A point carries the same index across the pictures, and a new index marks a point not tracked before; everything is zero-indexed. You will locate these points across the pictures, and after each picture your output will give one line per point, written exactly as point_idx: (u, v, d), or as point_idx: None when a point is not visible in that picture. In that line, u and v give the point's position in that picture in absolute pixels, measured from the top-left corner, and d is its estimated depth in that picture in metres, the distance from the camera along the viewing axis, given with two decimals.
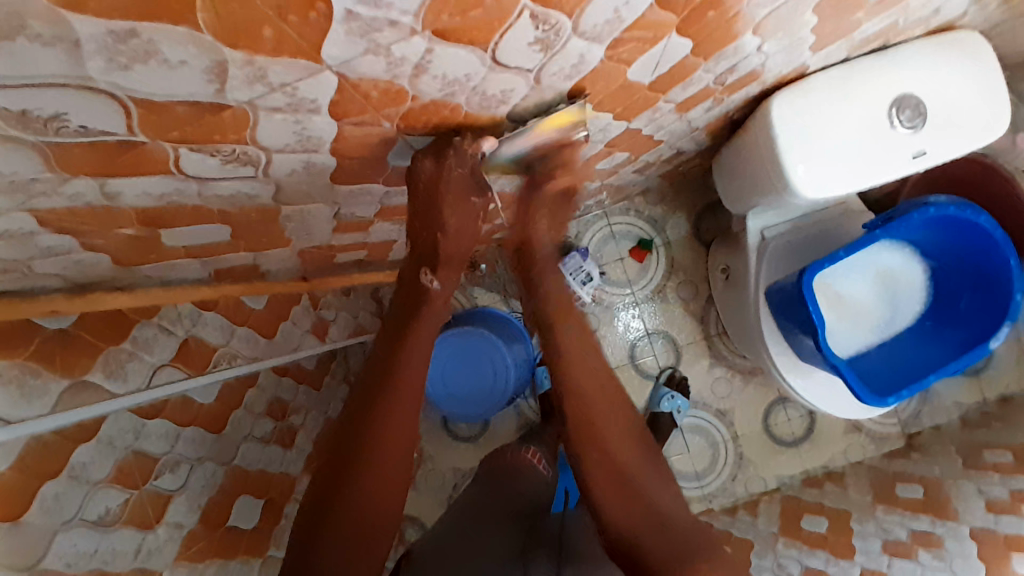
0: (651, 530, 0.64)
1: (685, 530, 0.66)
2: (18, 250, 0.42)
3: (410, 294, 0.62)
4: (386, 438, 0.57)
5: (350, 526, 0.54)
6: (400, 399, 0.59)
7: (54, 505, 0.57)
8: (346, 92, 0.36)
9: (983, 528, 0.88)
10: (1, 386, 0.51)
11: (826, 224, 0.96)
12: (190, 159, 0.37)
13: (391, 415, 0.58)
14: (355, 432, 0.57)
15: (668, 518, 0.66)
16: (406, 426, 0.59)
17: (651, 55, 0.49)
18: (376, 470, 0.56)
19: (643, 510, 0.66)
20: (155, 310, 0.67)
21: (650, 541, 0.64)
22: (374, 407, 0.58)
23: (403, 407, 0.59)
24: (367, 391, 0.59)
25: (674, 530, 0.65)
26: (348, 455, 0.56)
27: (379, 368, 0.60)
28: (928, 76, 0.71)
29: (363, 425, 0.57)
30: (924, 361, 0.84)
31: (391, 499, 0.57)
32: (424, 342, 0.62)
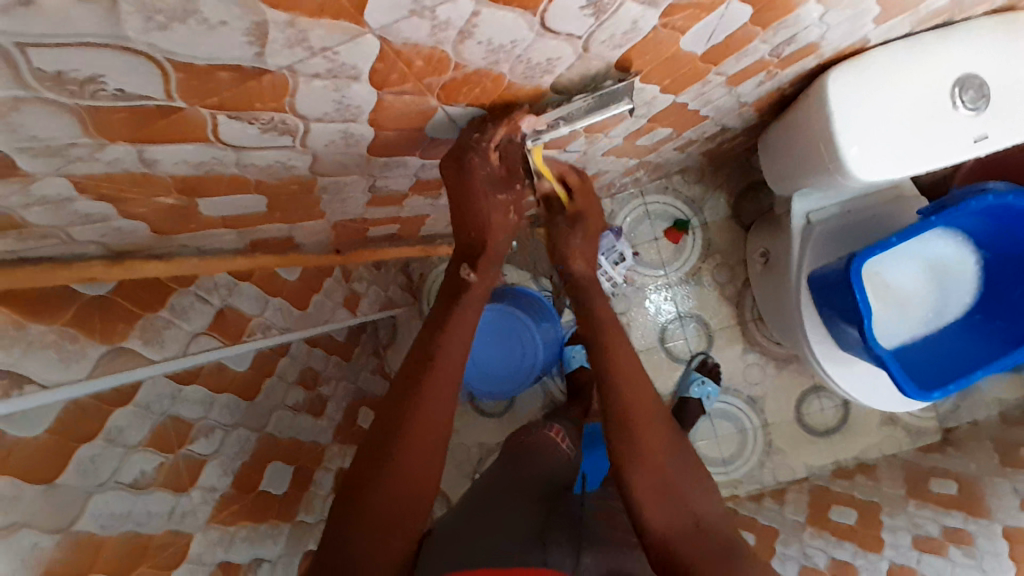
0: (687, 536, 0.60)
1: (721, 535, 0.62)
2: (58, 217, 0.42)
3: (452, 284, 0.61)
4: (421, 425, 0.56)
5: (381, 511, 0.54)
6: (436, 387, 0.57)
7: (90, 467, 0.61)
8: (389, 59, 0.35)
9: (1018, 526, 0.83)
10: (38, 351, 0.50)
11: (880, 208, 0.91)
12: (227, 126, 0.36)
13: (429, 405, 0.56)
14: (392, 417, 0.56)
15: (704, 523, 0.62)
16: (443, 415, 0.57)
17: (705, 24, 0.46)
18: (410, 457, 0.55)
19: (677, 513, 0.62)
20: (191, 279, 0.67)
21: (683, 545, 0.60)
22: (414, 395, 0.57)
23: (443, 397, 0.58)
24: (405, 378, 0.58)
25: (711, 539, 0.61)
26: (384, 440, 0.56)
27: (418, 355, 0.59)
28: (1001, 53, 0.66)
29: (400, 412, 0.56)
30: (974, 354, 0.79)
31: (425, 488, 0.56)
32: (466, 331, 0.60)
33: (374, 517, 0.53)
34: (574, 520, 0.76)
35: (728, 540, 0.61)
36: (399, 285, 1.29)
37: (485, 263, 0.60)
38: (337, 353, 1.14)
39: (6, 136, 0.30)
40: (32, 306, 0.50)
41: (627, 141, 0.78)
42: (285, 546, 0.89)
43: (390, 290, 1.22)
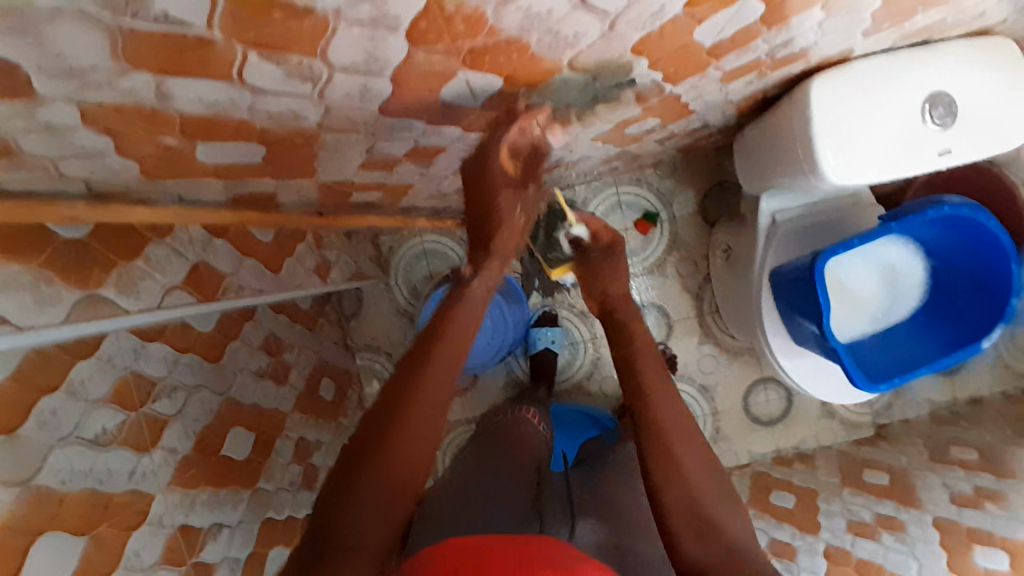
0: (685, 514, 0.55)
1: (727, 521, 0.55)
2: (51, 147, 0.40)
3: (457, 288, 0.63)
4: (419, 402, 0.54)
5: (373, 496, 0.51)
6: (436, 369, 0.56)
7: (51, 420, 0.60)
8: (432, 17, 0.35)
9: (947, 518, 0.92)
10: (13, 292, 0.47)
11: (840, 214, 0.97)
12: (255, 67, 0.36)
13: (429, 385, 0.55)
14: (387, 398, 0.55)
15: (712, 511, 0.55)
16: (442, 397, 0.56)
17: (721, 17, 0.49)
18: (406, 436, 0.53)
19: (679, 491, 0.56)
20: (168, 231, 0.65)
21: (682, 530, 0.54)
22: (416, 376, 0.55)
23: (444, 377, 0.56)
24: (409, 364, 0.57)
25: (713, 528, 0.54)
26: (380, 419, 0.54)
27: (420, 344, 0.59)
28: (968, 76, 0.72)
29: (397, 393, 0.55)
30: (915, 352, 0.86)
31: (420, 468, 0.53)
32: (466, 324, 0.61)
33: (367, 497, 0.50)
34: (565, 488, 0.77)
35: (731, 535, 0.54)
36: (368, 256, 1.28)
37: (489, 263, 0.64)
38: (300, 320, 1.13)
39: (29, 49, 0.29)
40: (8, 245, 0.47)
41: (618, 128, 0.80)
42: (246, 512, 0.86)
43: (360, 262, 1.21)
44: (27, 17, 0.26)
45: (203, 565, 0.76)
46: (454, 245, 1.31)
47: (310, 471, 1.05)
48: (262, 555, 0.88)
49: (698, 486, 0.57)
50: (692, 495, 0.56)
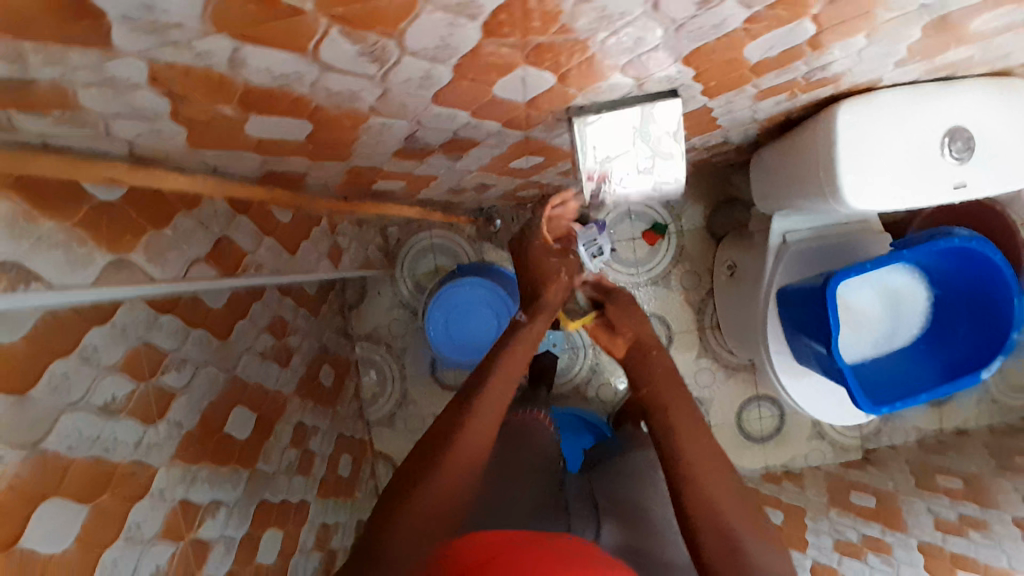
0: (718, 556, 0.54)
1: (759, 555, 0.54)
2: (110, 105, 0.39)
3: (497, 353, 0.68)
4: (463, 445, 0.59)
5: (425, 508, 0.55)
6: (480, 416, 0.61)
7: (63, 384, 0.58)
8: (514, 10, 0.36)
9: (932, 543, 0.93)
10: (48, 250, 0.46)
11: (850, 238, 0.99)
12: (332, 42, 0.36)
13: (476, 422, 0.60)
14: (433, 440, 0.60)
15: (744, 546, 0.54)
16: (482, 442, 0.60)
17: (773, 36, 0.50)
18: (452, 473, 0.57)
19: (708, 521, 0.56)
20: (195, 202, 0.64)
21: (713, 564, 0.54)
22: (466, 414, 0.61)
23: (490, 418, 0.62)
24: (460, 403, 0.63)
25: (745, 564, 0.53)
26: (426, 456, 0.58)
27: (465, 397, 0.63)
28: (987, 113, 0.74)
29: (443, 437, 0.59)
30: (914, 377, 0.88)
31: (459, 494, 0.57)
32: (508, 381, 0.65)
33: (412, 527, 0.54)
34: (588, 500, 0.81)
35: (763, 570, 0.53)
36: (377, 246, 1.28)
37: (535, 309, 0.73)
38: (305, 305, 1.13)
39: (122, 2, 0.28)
40: (47, 202, 0.46)
41: None
42: (243, 492, 0.85)
43: (369, 251, 1.21)
44: None
45: (200, 543, 0.75)
46: (462, 241, 1.31)
47: (306, 457, 1.04)
48: (257, 536, 0.87)
49: (730, 519, 0.56)
50: (722, 527, 0.55)
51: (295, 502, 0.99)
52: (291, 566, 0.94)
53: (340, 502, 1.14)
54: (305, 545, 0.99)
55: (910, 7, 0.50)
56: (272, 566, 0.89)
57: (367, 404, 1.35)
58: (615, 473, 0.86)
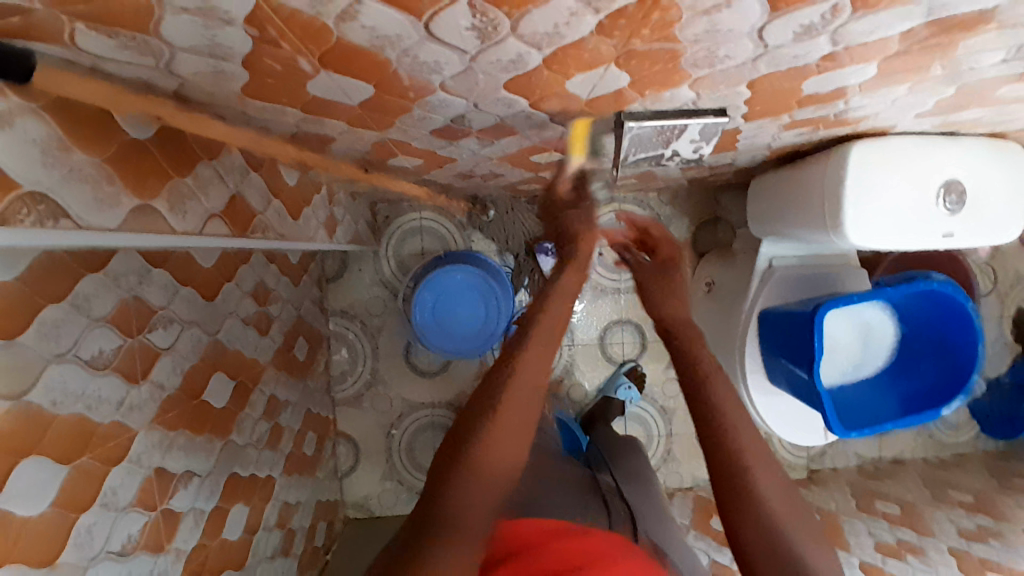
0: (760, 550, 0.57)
1: (801, 545, 0.57)
2: (189, 36, 0.36)
3: (514, 354, 0.60)
4: (489, 464, 0.54)
5: (465, 490, 0.52)
6: (502, 436, 0.55)
7: (53, 331, 0.53)
8: (633, 17, 0.37)
9: (871, 562, 1.01)
10: (77, 185, 0.42)
11: (827, 270, 1.05)
12: (453, 12, 0.35)
13: (515, 402, 0.56)
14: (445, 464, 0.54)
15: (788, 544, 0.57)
16: (507, 464, 0.55)
17: (835, 75, 0.52)
18: (471, 502, 0.52)
19: (754, 515, 0.59)
20: (216, 153, 0.61)
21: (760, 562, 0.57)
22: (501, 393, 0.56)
23: (526, 394, 0.57)
24: (494, 380, 0.58)
25: (790, 556, 0.56)
26: (443, 495, 0.52)
27: (478, 412, 0.56)
28: (977, 172, 0.81)
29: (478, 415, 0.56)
30: (881, 406, 0.95)
31: (501, 473, 0.54)
32: (534, 396, 0.58)
33: (453, 511, 0.51)
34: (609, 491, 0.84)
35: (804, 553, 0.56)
36: (365, 222, 1.24)
37: None
38: (287, 274, 1.09)
39: None
40: (80, 132, 0.42)
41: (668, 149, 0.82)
42: (216, 462, 0.81)
43: (359, 226, 1.18)
44: None
45: (171, 512, 0.71)
46: (452, 227, 1.29)
47: (276, 430, 1.01)
48: (226, 509, 0.83)
49: (772, 512, 0.58)
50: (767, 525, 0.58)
51: (263, 476, 0.95)
52: (253, 542, 0.90)
53: (302, 480, 1.10)
54: (268, 521, 0.95)
55: (957, 68, 0.53)
56: (236, 542, 0.85)
57: (334, 382, 1.31)
58: (629, 474, 0.89)
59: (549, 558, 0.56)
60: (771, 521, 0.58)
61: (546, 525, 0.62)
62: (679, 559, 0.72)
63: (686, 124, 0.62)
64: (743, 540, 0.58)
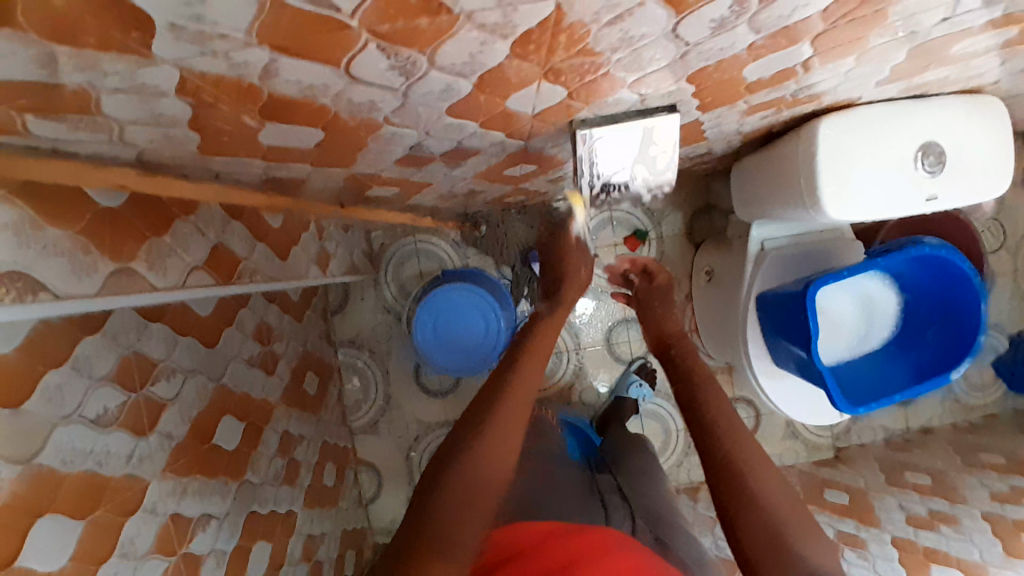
0: (758, 541, 0.56)
1: (804, 548, 0.55)
2: (131, 110, 0.39)
3: (500, 381, 0.64)
4: (480, 471, 0.56)
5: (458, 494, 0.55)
6: (493, 448, 0.58)
7: (55, 395, 0.56)
8: (541, 38, 0.38)
9: (905, 537, 0.99)
10: (54, 258, 0.46)
11: (821, 246, 1.03)
12: (367, 55, 0.36)
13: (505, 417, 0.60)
14: (435, 478, 0.56)
15: (786, 536, 0.56)
16: (498, 473, 0.58)
17: (774, 57, 0.52)
18: (463, 505, 0.54)
19: (756, 506, 0.58)
20: (192, 208, 0.64)
21: (761, 561, 0.55)
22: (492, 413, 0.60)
23: (515, 412, 0.61)
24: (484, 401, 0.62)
25: (791, 558, 0.54)
26: (433, 507, 0.54)
27: (453, 452, 0.57)
28: (954, 130, 0.80)
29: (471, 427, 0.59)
30: (887, 377, 0.93)
31: (491, 482, 0.57)
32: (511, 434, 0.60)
33: (446, 513, 0.53)
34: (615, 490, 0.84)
35: (807, 553, 0.55)
36: (361, 251, 1.28)
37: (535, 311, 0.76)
38: (290, 311, 1.12)
39: (176, 8, 0.28)
40: (51, 209, 0.46)
41: None
42: (232, 504, 0.84)
43: (354, 256, 1.21)
44: None
45: (192, 556, 0.73)
46: (447, 246, 1.32)
47: (292, 466, 1.03)
48: (248, 548, 0.85)
49: (772, 510, 0.58)
50: (767, 517, 0.57)
51: (282, 513, 0.97)
52: None
53: (324, 512, 1.12)
54: (293, 556, 0.97)
55: (899, 34, 0.53)
56: None
57: (349, 411, 1.34)
58: (636, 474, 0.89)
59: (549, 556, 0.57)
60: (772, 518, 0.57)
61: (543, 527, 0.62)
62: (685, 554, 0.72)
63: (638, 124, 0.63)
64: (742, 536, 0.57)
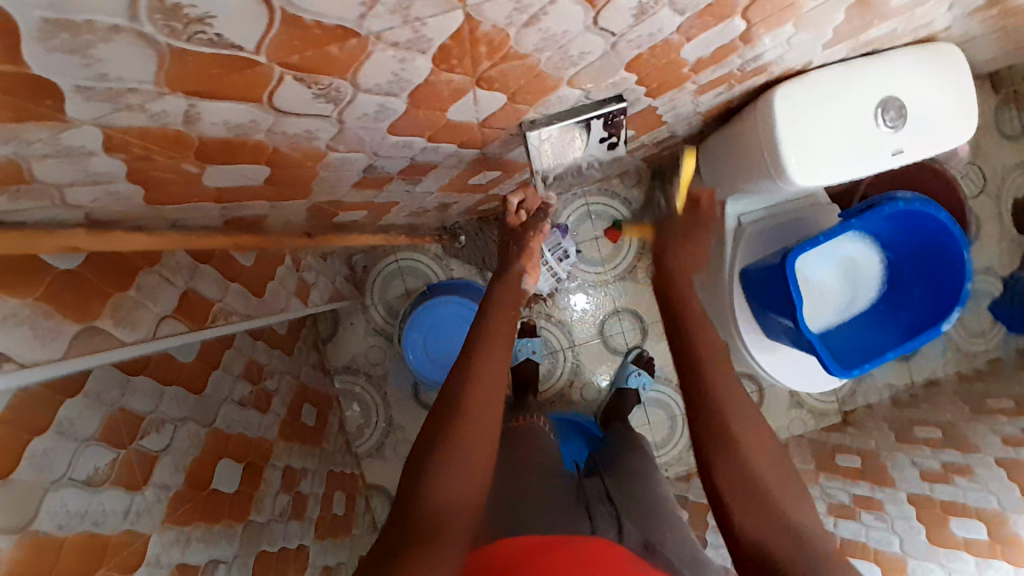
0: (739, 492, 0.59)
1: (783, 500, 0.59)
2: (65, 173, 0.39)
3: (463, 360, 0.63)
4: (461, 467, 0.56)
5: (437, 498, 0.54)
6: (470, 441, 0.57)
7: (43, 461, 0.55)
8: (462, 47, 0.38)
9: (920, 493, 0.98)
10: (13, 328, 0.46)
11: (797, 213, 1.03)
12: (288, 88, 0.36)
13: (474, 404, 0.59)
14: (413, 481, 0.56)
15: (767, 488, 0.59)
16: (479, 465, 0.57)
17: (709, 35, 0.52)
18: (444, 506, 0.54)
19: (736, 474, 0.60)
20: (156, 258, 0.64)
21: (742, 515, 0.58)
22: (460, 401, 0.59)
23: (484, 400, 0.60)
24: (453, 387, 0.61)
25: (771, 509, 0.58)
26: (413, 516, 0.53)
27: (422, 462, 0.56)
28: (913, 82, 0.79)
29: (443, 417, 0.58)
30: (880, 338, 0.93)
31: (473, 476, 0.56)
32: (482, 436, 0.58)
33: (427, 519, 0.53)
34: (603, 493, 0.82)
35: (784, 508, 0.58)
36: (344, 276, 1.28)
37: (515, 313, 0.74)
38: (279, 346, 1.12)
39: (75, 71, 0.28)
40: (7, 280, 0.46)
41: None
42: (239, 546, 0.83)
43: (337, 283, 1.21)
44: (84, 38, 0.26)
45: None
46: (428, 261, 1.32)
47: (298, 500, 1.03)
48: None
49: (753, 463, 0.60)
50: (748, 471, 0.60)
51: (294, 548, 0.97)
52: None
53: (338, 542, 1.12)
54: None
55: None
56: None
57: (353, 438, 1.34)
58: (627, 474, 0.89)
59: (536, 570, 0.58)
60: (755, 475, 0.59)
61: (531, 540, 0.63)
62: (677, 554, 0.71)
63: (587, 119, 0.63)
64: (723, 495, 0.60)
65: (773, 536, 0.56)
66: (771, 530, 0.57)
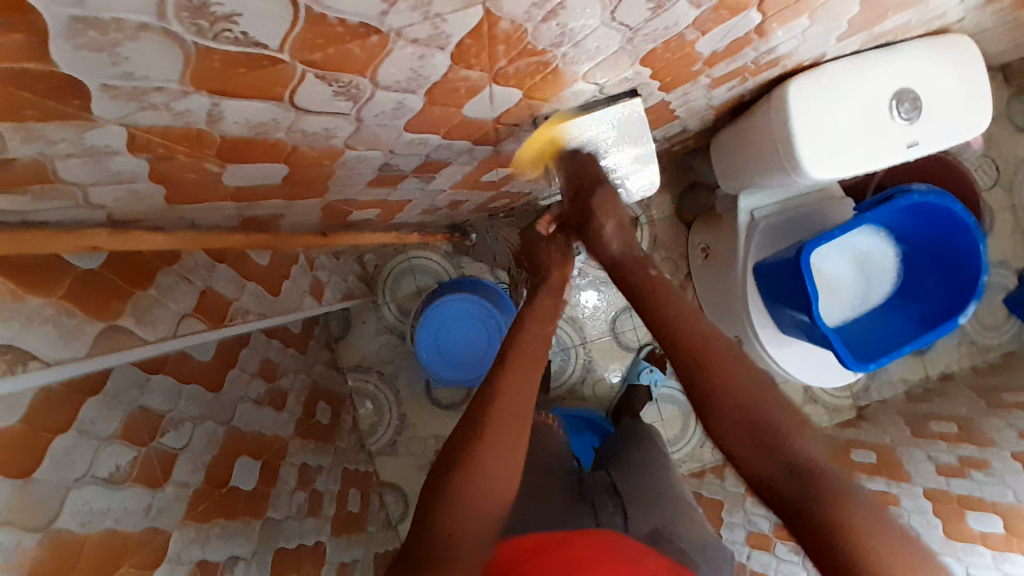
0: (738, 432, 0.53)
1: (793, 436, 0.51)
2: (88, 173, 0.39)
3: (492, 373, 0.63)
4: (486, 479, 0.56)
5: (458, 507, 0.54)
6: (496, 452, 0.57)
7: (66, 459, 0.56)
8: (479, 43, 0.38)
9: (937, 489, 0.97)
10: (37, 328, 0.47)
11: (810, 207, 1.02)
12: (308, 86, 0.36)
13: (500, 417, 0.58)
14: (436, 486, 0.56)
15: (772, 424, 0.52)
16: (505, 476, 0.57)
17: (723, 28, 0.52)
18: (467, 515, 0.54)
19: (735, 414, 0.53)
20: (174, 259, 0.65)
21: (746, 459, 0.52)
22: (487, 412, 0.59)
23: (512, 413, 0.59)
24: (480, 397, 0.61)
25: (779, 448, 0.51)
26: (434, 522, 0.54)
27: (445, 469, 0.56)
28: (928, 73, 0.78)
29: (469, 427, 0.59)
30: (896, 331, 0.92)
31: (497, 486, 0.56)
32: (508, 446, 0.58)
33: (448, 528, 0.54)
34: (610, 489, 0.84)
35: (793, 447, 0.51)
36: (355, 275, 1.29)
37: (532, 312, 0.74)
38: (292, 345, 1.13)
39: (102, 70, 0.28)
40: (29, 280, 0.47)
41: None
42: (257, 543, 0.84)
43: (349, 282, 1.22)
44: (111, 37, 0.26)
45: None
46: (440, 259, 1.33)
47: (313, 497, 1.03)
48: None
49: (746, 394, 0.53)
50: (743, 405, 0.53)
51: (310, 545, 0.97)
52: None
53: (353, 539, 1.12)
54: None
55: None
56: None
57: (365, 436, 1.35)
58: (632, 464, 0.89)
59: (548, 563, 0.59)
60: (754, 409, 0.53)
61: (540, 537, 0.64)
62: (689, 544, 0.73)
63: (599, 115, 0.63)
64: (723, 440, 0.54)
65: (779, 481, 0.50)
66: (777, 478, 0.50)
